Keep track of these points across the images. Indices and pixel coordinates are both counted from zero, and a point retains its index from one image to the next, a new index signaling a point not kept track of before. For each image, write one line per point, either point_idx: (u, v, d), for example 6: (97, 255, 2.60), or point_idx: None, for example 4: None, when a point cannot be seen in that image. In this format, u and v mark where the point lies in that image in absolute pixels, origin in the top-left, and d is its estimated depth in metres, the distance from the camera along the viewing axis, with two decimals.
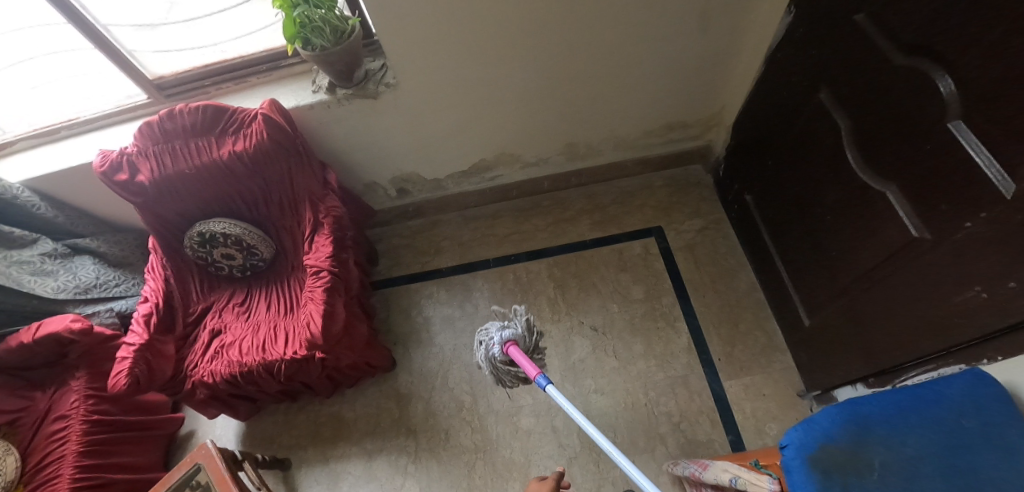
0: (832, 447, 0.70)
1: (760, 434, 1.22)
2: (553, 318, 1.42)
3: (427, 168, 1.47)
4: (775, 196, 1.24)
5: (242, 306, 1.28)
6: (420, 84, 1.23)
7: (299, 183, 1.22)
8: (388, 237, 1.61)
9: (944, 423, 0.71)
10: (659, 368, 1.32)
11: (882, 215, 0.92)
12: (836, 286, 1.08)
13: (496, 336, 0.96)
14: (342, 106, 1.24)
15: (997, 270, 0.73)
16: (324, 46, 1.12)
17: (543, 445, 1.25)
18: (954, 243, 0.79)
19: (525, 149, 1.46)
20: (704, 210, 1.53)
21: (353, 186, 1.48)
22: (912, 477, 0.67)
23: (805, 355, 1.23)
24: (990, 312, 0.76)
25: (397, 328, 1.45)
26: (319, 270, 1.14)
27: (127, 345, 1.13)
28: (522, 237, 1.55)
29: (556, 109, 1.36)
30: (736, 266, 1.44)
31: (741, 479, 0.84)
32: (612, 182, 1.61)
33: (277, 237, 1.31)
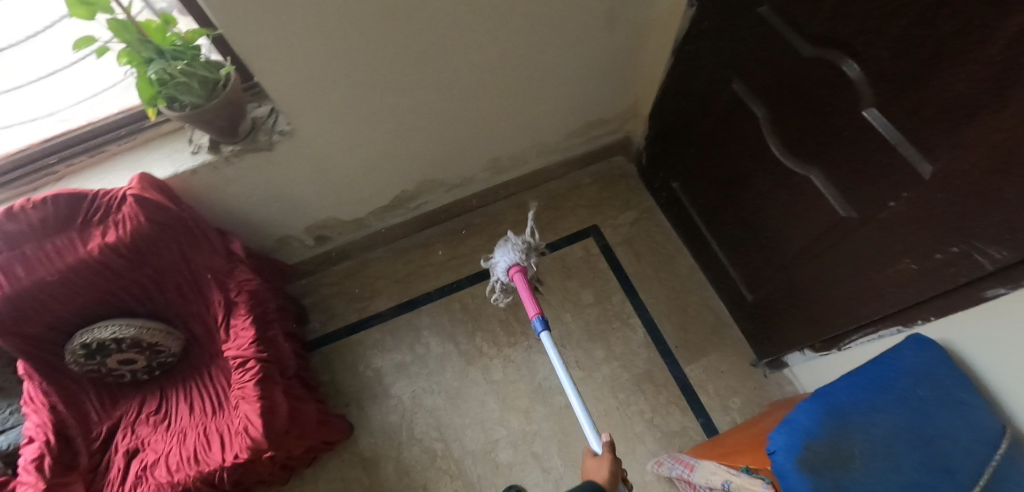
0: (816, 445, 0.74)
1: (727, 411, 1.26)
2: (510, 341, 1.36)
3: (346, 210, 1.34)
4: (704, 182, 1.27)
5: (158, 413, 1.10)
6: (320, 126, 1.09)
7: (199, 262, 1.07)
8: (315, 288, 1.46)
9: (905, 395, 0.76)
10: (623, 368, 1.32)
11: (810, 198, 0.96)
12: (774, 264, 1.13)
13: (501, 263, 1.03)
14: (233, 165, 1.07)
15: (924, 244, 0.78)
16: (195, 102, 0.94)
17: (528, 474, 1.21)
18: (880, 221, 0.84)
19: (449, 171, 1.38)
20: (633, 201, 1.55)
21: (264, 244, 1.31)
22: (891, 456, 0.72)
23: (752, 327, 1.29)
24: (920, 281, 0.81)
25: (346, 388, 1.32)
26: (245, 360, 1.01)
27: None
28: (461, 262, 1.48)
29: (474, 127, 1.28)
30: (674, 251, 1.48)
31: (733, 482, 0.85)
32: (540, 187, 1.59)
33: (184, 325, 1.14)
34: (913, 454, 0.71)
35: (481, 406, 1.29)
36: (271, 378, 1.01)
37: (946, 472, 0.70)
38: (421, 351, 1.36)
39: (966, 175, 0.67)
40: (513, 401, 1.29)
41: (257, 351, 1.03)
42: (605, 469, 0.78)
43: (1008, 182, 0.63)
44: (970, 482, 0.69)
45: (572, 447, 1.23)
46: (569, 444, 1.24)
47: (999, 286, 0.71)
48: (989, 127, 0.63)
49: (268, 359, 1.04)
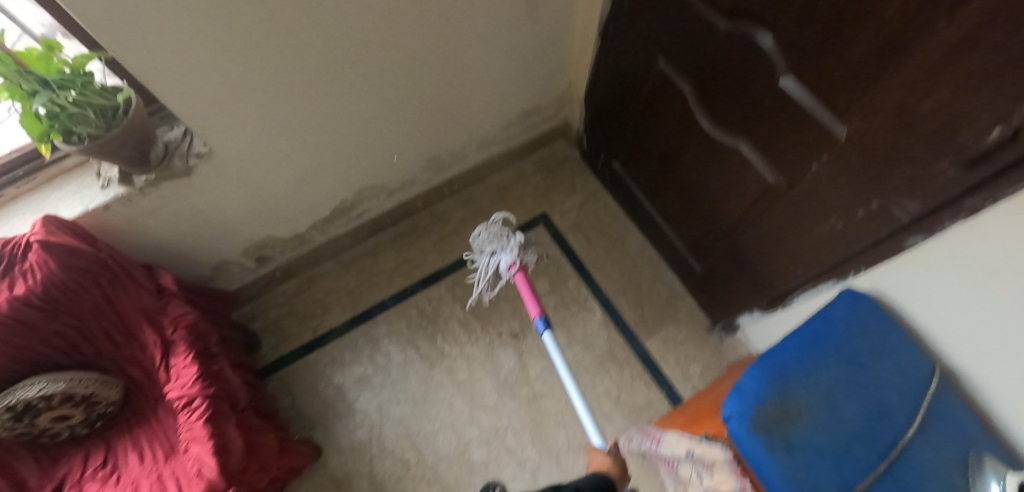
0: (766, 407, 0.75)
1: (688, 379, 1.30)
2: (471, 339, 1.35)
3: (283, 227, 1.28)
4: (643, 159, 1.29)
5: (104, 468, 1.03)
6: (240, 144, 1.03)
7: (127, 304, 1.00)
8: (263, 311, 1.40)
9: (842, 347, 0.80)
10: (586, 351, 1.34)
11: (742, 168, 0.99)
12: (717, 232, 1.16)
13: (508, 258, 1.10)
14: (150, 196, 1.00)
15: (847, 201, 0.81)
16: (94, 133, 0.86)
17: (504, 468, 1.22)
18: (806, 183, 0.87)
19: (388, 175, 1.34)
20: (578, 185, 1.56)
21: (200, 273, 1.24)
22: (832, 407, 0.76)
23: (703, 295, 1.33)
24: (847, 237, 0.85)
25: (308, 410, 1.28)
26: (190, 400, 0.96)
27: None
28: (413, 265, 1.45)
29: (407, 127, 1.25)
30: (623, 230, 1.50)
31: (696, 450, 0.88)
32: (485, 180, 1.57)
33: (121, 371, 1.07)
34: (854, 403, 0.76)
35: (450, 408, 1.28)
36: (221, 414, 0.97)
37: (884, 415, 0.76)
38: (382, 362, 1.33)
39: (876, 133, 0.71)
40: (481, 399, 1.29)
41: (203, 389, 0.98)
42: (611, 463, 0.88)
43: (913, 137, 0.66)
44: (906, 421, 0.76)
45: (544, 436, 1.24)
46: (541, 433, 1.25)
47: (916, 236, 0.75)
48: (891, 87, 0.65)
49: (216, 395, 0.99)
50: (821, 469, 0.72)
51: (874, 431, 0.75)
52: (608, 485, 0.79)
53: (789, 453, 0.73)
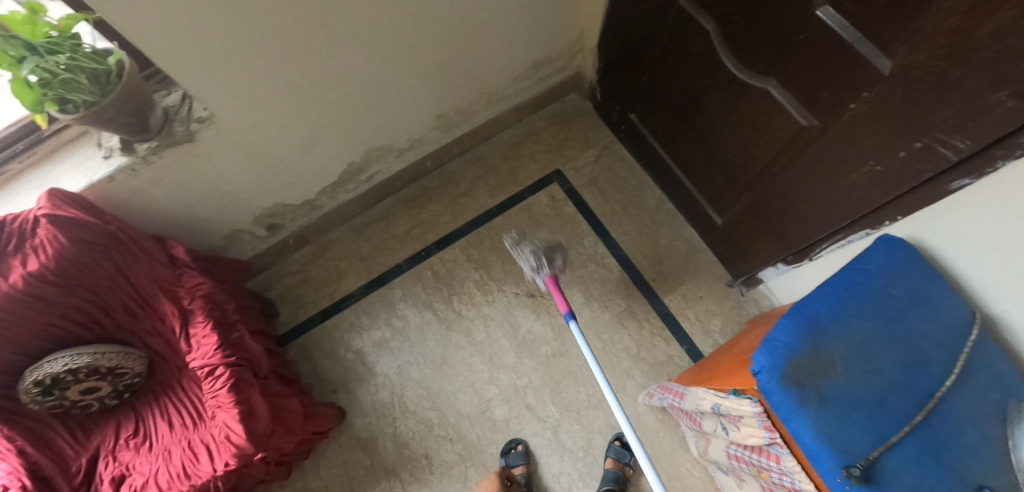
0: (797, 359, 0.73)
1: (708, 335, 1.28)
2: (488, 300, 1.34)
3: (292, 194, 1.25)
4: (662, 109, 1.23)
5: (136, 436, 1.05)
6: (241, 106, 0.99)
7: (141, 275, 0.99)
8: (278, 280, 1.39)
9: (878, 296, 0.77)
10: (604, 308, 1.32)
11: (770, 112, 0.93)
12: (740, 183, 1.12)
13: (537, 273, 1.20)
14: (154, 164, 0.97)
15: (887, 142, 0.76)
16: (90, 100, 0.83)
17: (526, 425, 1.23)
18: (841, 125, 0.81)
19: (395, 135, 1.30)
20: (592, 139, 1.50)
21: (212, 243, 1.23)
22: (867, 359, 0.74)
23: (724, 250, 1.29)
24: (885, 182, 0.80)
25: (330, 374, 1.29)
26: (213, 368, 0.96)
27: None
28: (425, 228, 1.42)
29: (412, 83, 1.19)
30: (639, 185, 1.45)
31: (722, 405, 0.87)
32: (495, 138, 1.52)
33: (143, 342, 1.07)
34: (891, 354, 0.74)
35: (469, 369, 1.28)
36: (245, 381, 0.97)
37: (921, 365, 0.74)
38: (400, 325, 1.33)
39: (925, 66, 0.65)
40: (500, 359, 1.29)
41: (225, 357, 0.97)
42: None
43: (969, 67, 0.60)
44: (944, 372, 0.73)
45: (564, 394, 1.25)
46: (561, 391, 1.25)
47: (962, 178, 0.71)
48: (945, 13, 0.59)
49: (238, 362, 0.99)
50: (855, 422, 0.71)
51: (910, 382, 0.73)
52: None
53: (822, 406, 0.71)
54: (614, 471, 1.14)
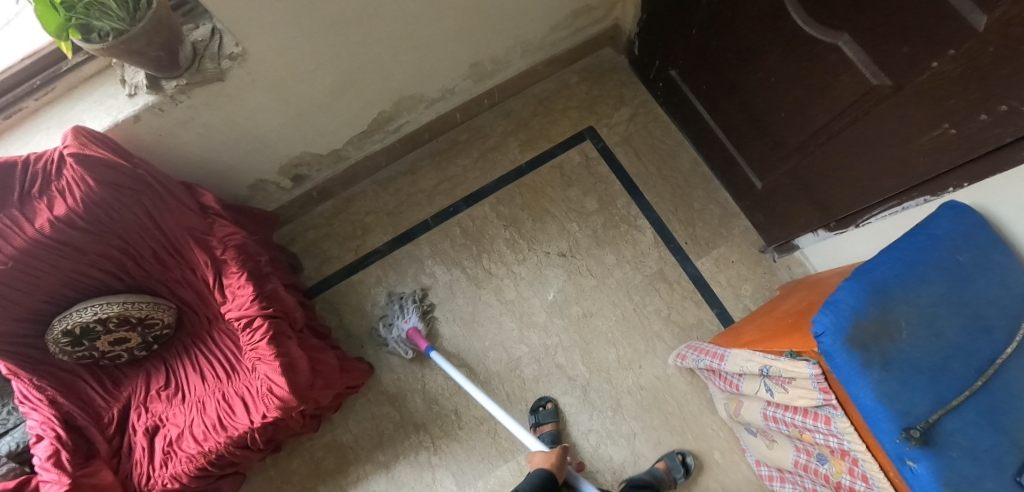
0: (863, 322, 0.72)
1: (739, 299, 1.28)
2: (518, 258, 1.32)
3: (319, 143, 1.20)
4: (709, 66, 1.18)
5: (167, 388, 1.03)
6: (272, 45, 0.92)
7: (171, 223, 0.94)
8: (302, 233, 1.35)
9: (945, 262, 0.76)
10: (636, 270, 1.30)
11: (837, 70, 0.89)
12: (788, 146, 1.09)
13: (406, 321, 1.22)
14: (182, 104, 0.91)
15: (968, 104, 0.73)
16: (118, 28, 0.76)
17: (555, 384, 1.23)
18: (917, 85, 0.78)
19: (426, 84, 1.23)
20: (627, 96, 1.45)
21: (237, 193, 1.18)
22: (931, 323, 0.73)
23: (761, 214, 1.27)
24: (959, 146, 0.78)
25: (357, 329, 1.28)
26: (250, 320, 0.93)
27: (46, 483, 0.89)
28: (453, 184, 1.38)
29: (448, 27, 1.11)
30: (675, 145, 1.41)
31: (773, 367, 0.86)
32: (525, 92, 1.46)
33: (171, 292, 1.03)
34: (955, 319, 0.74)
35: (499, 327, 1.27)
36: (283, 333, 0.94)
37: (984, 331, 0.74)
38: (428, 281, 1.31)
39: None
40: (530, 318, 1.28)
41: (262, 308, 0.95)
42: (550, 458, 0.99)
43: None
44: (1005, 339, 0.74)
45: (594, 355, 1.25)
46: (591, 351, 1.25)
47: None
48: None
49: (275, 314, 0.96)
50: (916, 385, 0.71)
51: (973, 348, 0.73)
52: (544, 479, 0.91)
53: (885, 369, 0.71)
54: (662, 471, 1.11)
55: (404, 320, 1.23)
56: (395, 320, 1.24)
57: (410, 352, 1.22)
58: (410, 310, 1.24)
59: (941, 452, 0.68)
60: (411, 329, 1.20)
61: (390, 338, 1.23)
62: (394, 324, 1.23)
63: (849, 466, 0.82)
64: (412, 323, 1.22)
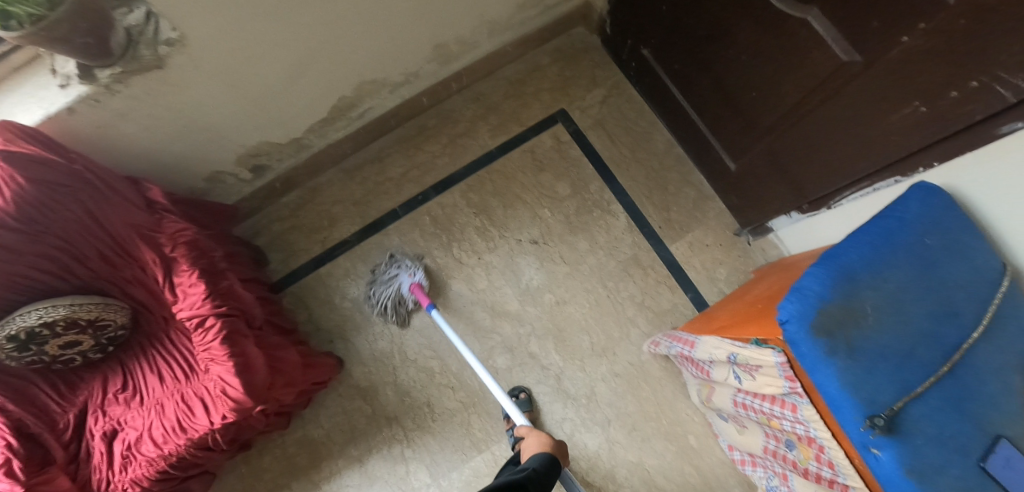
0: (828, 309, 0.70)
1: (714, 283, 1.26)
2: (489, 246, 1.29)
3: (278, 131, 1.15)
4: (680, 44, 1.14)
5: (125, 390, 1.00)
6: (214, 29, 0.86)
7: (114, 221, 0.90)
8: (266, 226, 1.31)
9: (913, 246, 0.74)
10: (609, 256, 1.28)
11: (807, 47, 0.85)
12: (760, 126, 1.06)
13: (414, 276, 1.21)
14: (119, 94, 0.86)
15: (939, 81, 0.70)
16: (36, 15, 0.69)
17: (528, 373, 1.21)
18: (888, 61, 0.74)
19: (388, 67, 1.18)
20: (600, 77, 1.41)
21: (193, 186, 1.13)
22: (898, 309, 0.71)
23: (736, 197, 1.25)
24: (930, 124, 0.75)
25: (326, 323, 1.25)
26: (202, 319, 0.90)
27: None
28: (422, 171, 1.34)
29: (408, 7, 1.06)
30: (649, 127, 1.37)
31: (740, 354, 0.85)
32: (495, 74, 1.41)
33: (124, 293, 0.99)
34: (923, 305, 0.72)
35: (471, 316, 1.25)
36: (239, 332, 0.91)
37: (951, 316, 0.72)
38: (397, 272, 1.28)
39: None
40: (502, 307, 1.25)
41: (215, 307, 0.91)
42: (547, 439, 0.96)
43: None
44: (972, 323, 0.72)
45: (568, 343, 1.23)
46: (565, 339, 1.23)
47: (1017, 122, 0.66)
48: None
49: (230, 313, 0.93)
50: (883, 373, 0.69)
51: (940, 333, 0.71)
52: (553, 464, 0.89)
53: (850, 356, 0.69)
54: None
55: (410, 274, 1.21)
56: (396, 273, 1.21)
57: (409, 305, 1.22)
58: (414, 266, 1.23)
59: (905, 439, 0.68)
60: (416, 284, 1.19)
61: (390, 290, 1.20)
62: (402, 274, 1.21)
63: (815, 452, 0.82)
64: (417, 281, 1.21)
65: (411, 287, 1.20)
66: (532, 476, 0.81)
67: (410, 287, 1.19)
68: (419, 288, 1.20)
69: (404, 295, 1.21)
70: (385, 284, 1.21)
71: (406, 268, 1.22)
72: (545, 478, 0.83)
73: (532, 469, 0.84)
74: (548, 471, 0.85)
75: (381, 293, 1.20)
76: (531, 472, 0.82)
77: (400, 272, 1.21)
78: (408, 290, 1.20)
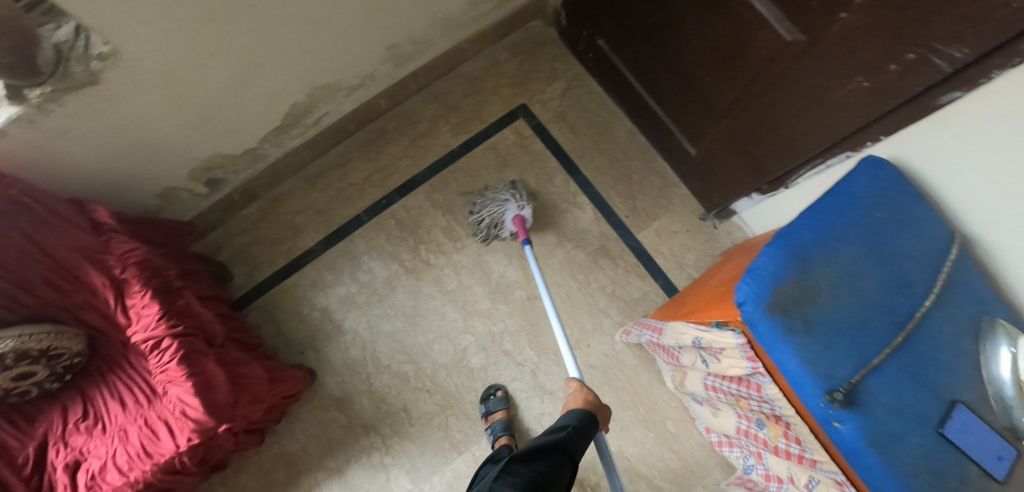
0: (782, 287, 0.70)
1: (683, 269, 1.27)
2: (457, 246, 1.28)
3: (231, 142, 1.12)
4: (633, 32, 1.14)
5: (86, 419, 0.96)
6: (151, 42, 0.84)
7: (58, 245, 0.87)
8: (228, 239, 1.27)
9: (863, 220, 0.75)
10: (578, 248, 1.28)
11: (752, 28, 0.85)
12: (716, 110, 1.06)
13: (519, 211, 1.19)
14: (53, 113, 0.82)
15: (878, 56, 0.71)
16: None
17: (504, 371, 1.21)
18: (829, 39, 0.75)
19: (341, 71, 1.16)
20: (559, 70, 1.40)
21: (145, 204, 1.10)
22: (850, 283, 0.72)
23: (699, 182, 1.25)
24: (872, 99, 0.76)
25: (295, 335, 1.22)
26: (157, 341, 0.88)
27: None
28: (385, 175, 1.32)
29: (355, 8, 1.04)
30: (611, 117, 1.37)
31: (704, 338, 0.85)
32: (454, 72, 1.39)
33: (77, 319, 0.95)
34: (876, 277, 0.73)
35: (443, 318, 1.24)
36: (198, 351, 0.89)
37: (904, 286, 0.73)
38: (366, 278, 1.26)
39: None
40: (474, 306, 1.24)
41: (170, 327, 0.89)
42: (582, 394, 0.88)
43: None
44: (924, 292, 0.73)
45: (541, 338, 1.22)
46: (538, 334, 1.23)
47: (954, 91, 0.67)
48: None
49: (187, 332, 0.91)
50: (840, 347, 0.70)
51: (893, 304, 0.72)
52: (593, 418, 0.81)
53: (807, 333, 0.70)
54: None
55: (517, 208, 1.19)
56: (509, 199, 1.20)
57: (505, 232, 1.22)
58: (524, 200, 1.21)
59: (865, 411, 0.68)
60: (517, 218, 1.18)
61: (496, 211, 1.20)
62: (510, 206, 1.19)
63: (783, 429, 0.82)
64: (521, 215, 1.19)
65: (512, 219, 1.19)
66: (570, 439, 0.75)
67: (511, 216, 1.19)
68: (519, 221, 1.18)
69: (504, 222, 1.20)
70: (501, 202, 1.21)
71: (515, 199, 1.20)
72: (584, 438, 0.77)
73: (571, 427, 0.77)
74: (587, 429, 0.78)
75: (486, 211, 1.20)
76: (569, 433, 0.76)
77: (506, 201, 1.20)
78: (508, 220, 1.19)
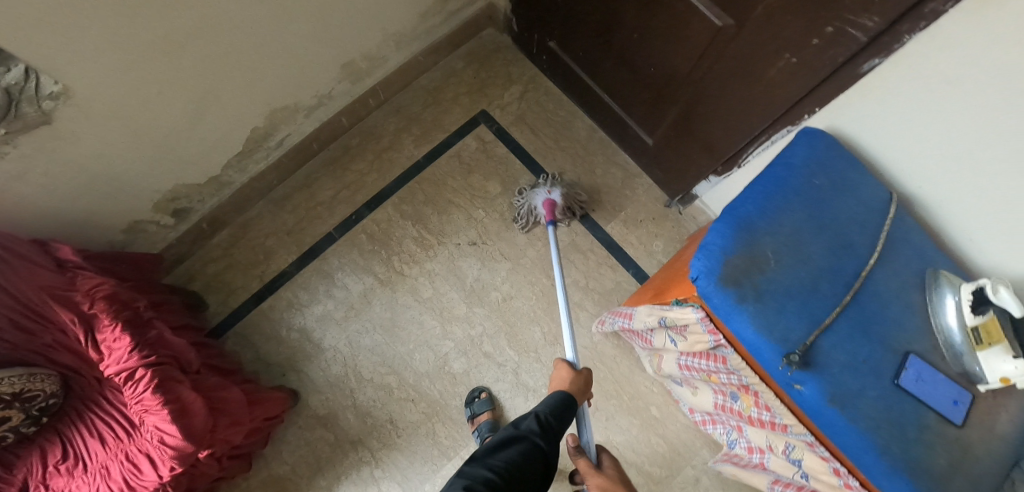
0: (732, 259, 0.73)
1: (652, 256, 1.30)
2: (429, 255, 1.29)
3: (194, 171, 1.13)
4: (580, 31, 1.18)
5: (66, 460, 0.95)
6: (104, 78, 0.85)
7: (24, 286, 0.87)
8: (200, 269, 1.28)
9: (803, 189, 0.78)
10: (549, 246, 1.30)
11: (685, 16, 0.89)
12: (664, 99, 1.10)
13: (553, 193, 1.26)
14: (9, 156, 0.83)
15: (800, 32, 0.74)
16: None
17: (486, 373, 1.22)
18: (754, 20, 0.79)
19: (299, 92, 1.18)
20: (515, 74, 1.44)
21: (111, 239, 1.10)
22: (796, 249, 0.75)
23: (659, 171, 1.29)
24: (801, 74, 0.80)
25: (275, 357, 1.23)
26: (130, 372, 0.87)
27: None
28: (352, 190, 1.34)
29: (305, 29, 1.06)
30: (569, 116, 1.40)
31: (668, 317, 0.88)
32: (412, 85, 1.42)
33: (48, 359, 0.94)
34: (819, 241, 0.76)
35: (421, 326, 1.25)
36: (172, 379, 0.90)
37: (847, 248, 0.77)
38: (342, 295, 1.27)
39: None
40: (451, 312, 1.26)
41: (143, 357, 0.89)
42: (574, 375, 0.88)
43: None
44: (867, 252, 0.77)
45: (520, 336, 1.24)
46: (516, 333, 1.24)
47: (874, 58, 0.71)
48: None
49: (160, 361, 0.91)
50: (792, 311, 0.73)
51: (838, 266, 0.76)
52: (567, 401, 0.81)
53: (759, 301, 0.72)
54: None
55: (548, 192, 1.26)
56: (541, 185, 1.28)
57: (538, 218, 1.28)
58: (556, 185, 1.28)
59: (823, 371, 0.71)
60: (549, 199, 1.24)
61: (528, 197, 1.28)
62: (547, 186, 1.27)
63: (754, 399, 0.85)
64: (551, 199, 1.25)
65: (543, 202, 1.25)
66: (535, 428, 0.75)
67: (540, 200, 1.26)
68: (549, 204, 1.25)
69: (536, 207, 1.27)
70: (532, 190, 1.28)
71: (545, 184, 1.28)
72: (551, 424, 0.76)
73: (535, 415, 0.77)
74: (555, 414, 0.78)
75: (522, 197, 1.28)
76: (533, 421, 0.76)
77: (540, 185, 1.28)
78: (541, 203, 1.26)
